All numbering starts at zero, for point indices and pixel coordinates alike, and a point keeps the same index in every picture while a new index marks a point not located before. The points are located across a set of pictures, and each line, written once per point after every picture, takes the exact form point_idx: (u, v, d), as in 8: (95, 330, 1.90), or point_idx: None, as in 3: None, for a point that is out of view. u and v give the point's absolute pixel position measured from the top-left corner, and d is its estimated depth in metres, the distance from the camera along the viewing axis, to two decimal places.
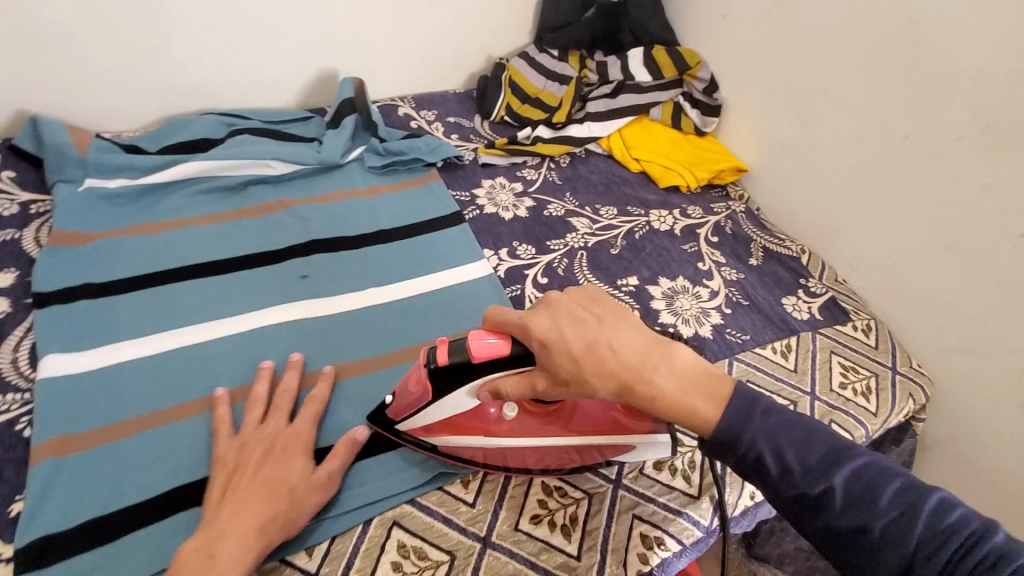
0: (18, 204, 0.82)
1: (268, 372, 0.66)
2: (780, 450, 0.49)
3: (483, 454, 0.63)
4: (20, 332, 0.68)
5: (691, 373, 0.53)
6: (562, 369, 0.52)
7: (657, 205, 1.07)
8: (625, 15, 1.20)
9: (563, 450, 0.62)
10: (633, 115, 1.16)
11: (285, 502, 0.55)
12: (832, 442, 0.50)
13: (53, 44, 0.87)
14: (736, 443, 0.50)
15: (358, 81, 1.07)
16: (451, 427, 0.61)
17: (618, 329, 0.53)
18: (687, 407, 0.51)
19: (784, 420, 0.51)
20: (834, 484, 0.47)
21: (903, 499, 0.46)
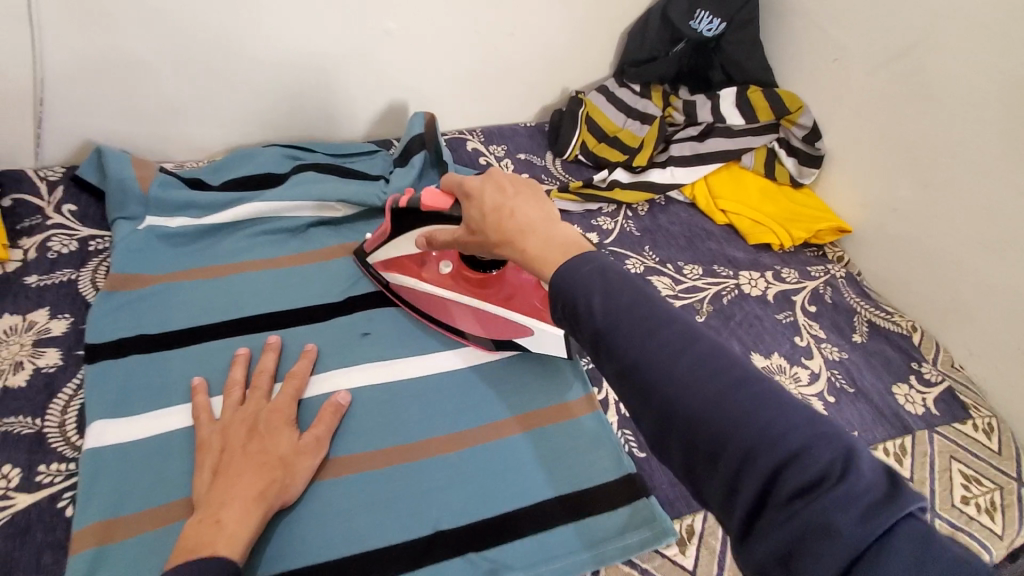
0: (78, 240, 0.78)
1: (244, 358, 0.67)
2: (584, 294, 0.43)
3: (413, 296, 0.78)
4: (70, 389, 0.64)
5: (564, 241, 0.49)
6: (472, 221, 0.57)
7: (747, 265, 0.97)
8: (717, 50, 1.10)
9: (477, 315, 0.75)
10: (721, 161, 1.05)
11: (280, 470, 0.56)
12: (649, 308, 0.41)
13: (125, 74, 0.83)
14: (552, 285, 0.45)
15: (427, 115, 1.00)
16: (399, 266, 0.78)
17: (523, 199, 0.53)
18: (535, 262, 0.49)
19: (605, 270, 0.44)
20: (625, 331, 0.40)
21: (702, 361, 0.38)
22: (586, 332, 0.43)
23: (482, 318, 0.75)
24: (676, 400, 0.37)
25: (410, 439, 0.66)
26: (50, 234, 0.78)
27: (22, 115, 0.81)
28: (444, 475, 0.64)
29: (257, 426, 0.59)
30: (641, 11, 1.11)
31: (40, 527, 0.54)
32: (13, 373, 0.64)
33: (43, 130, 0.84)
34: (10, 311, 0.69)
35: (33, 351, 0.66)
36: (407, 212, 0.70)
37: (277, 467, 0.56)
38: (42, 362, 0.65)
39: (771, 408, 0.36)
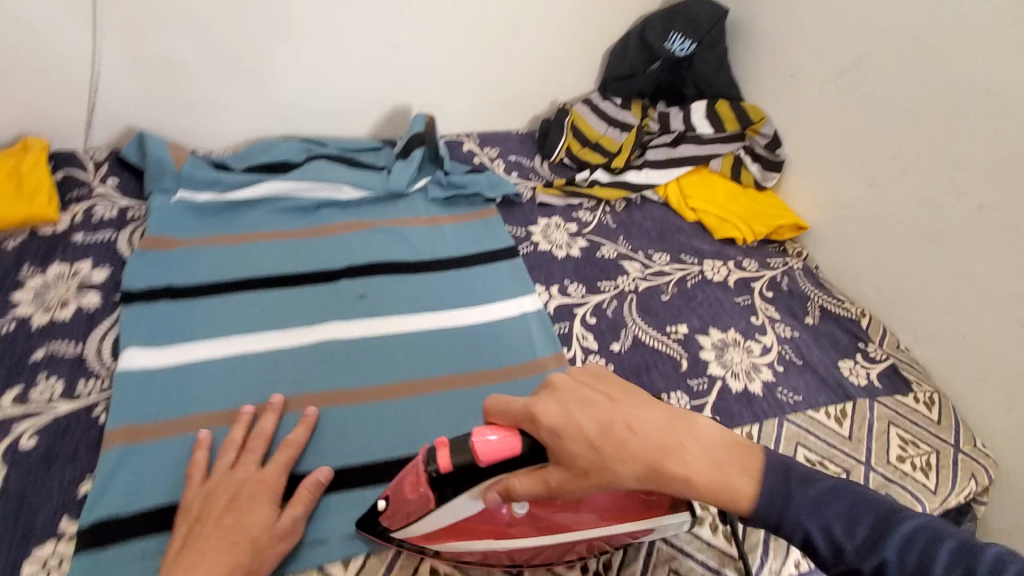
0: (118, 208, 0.90)
1: (246, 418, 0.65)
2: (822, 526, 0.49)
3: (496, 553, 0.58)
4: (107, 324, 0.74)
5: (714, 449, 0.52)
6: (578, 458, 0.49)
7: (711, 255, 1.06)
8: (690, 69, 1.23)
9: (584, 543, 0.58)
10: (692, 165, 1.17)
11: (247, 555, 0.53)
12: (872, 510, 0.49)
13: (167, 71, 0.96)
14: (782, 525, 0.51)
15: (428, 116, 1.12)
16: (460, 533, 0.57)
17: (632, 407, 0.52)
18: (722, 487, 0.51)
19: (822, 491, 0.51)
20: (885, 556, 0.46)
21: (958, 555, 0.44)
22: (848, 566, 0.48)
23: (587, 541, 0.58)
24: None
25: (397, 381, 0.76)
26: (94, 202, 0.90)
27: (78, 102, 0.94)
28: (424, 412, 0.73)
29: (237, 500, 0.57)
30: (621, 33, 1.25)
31: (78, 428, 0.64)
32: (60, 309, 0.74)
33: (94, 117, 0.96)
34: (60, 261, 0.80)
35: (77, 293, 0.77)
36: (454, 477, 0.53)
37: (244, 551, 0.53)
38: (84, 302, 0.76)
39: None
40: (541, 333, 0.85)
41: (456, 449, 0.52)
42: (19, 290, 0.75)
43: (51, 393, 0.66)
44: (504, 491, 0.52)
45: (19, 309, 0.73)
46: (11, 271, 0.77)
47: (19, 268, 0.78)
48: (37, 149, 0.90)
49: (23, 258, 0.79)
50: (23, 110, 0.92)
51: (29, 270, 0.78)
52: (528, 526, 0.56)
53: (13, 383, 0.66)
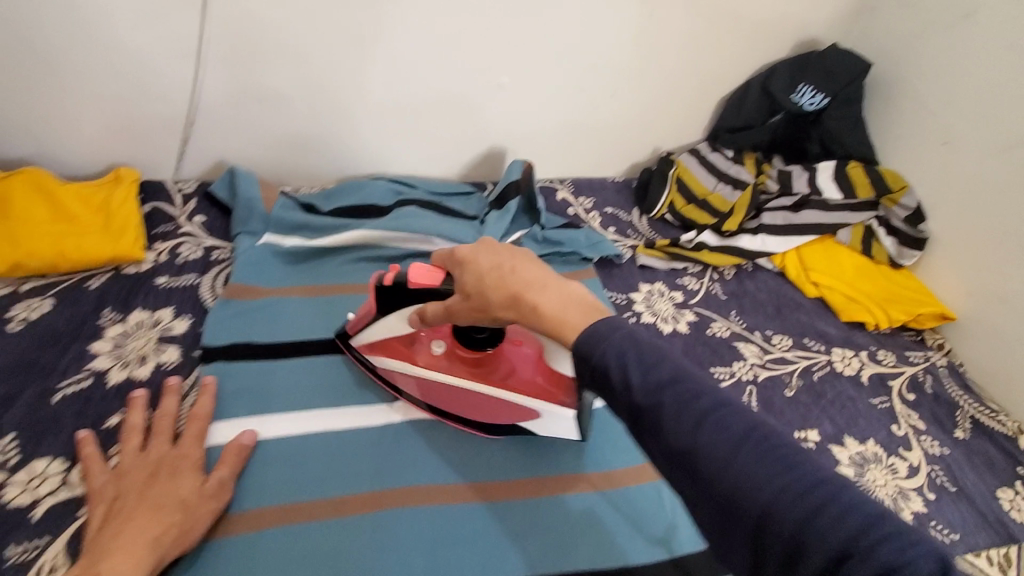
0: (203, 249, 0.85)
1: (140, 403, 0.63)
2: (626, 364, 0.43)
3: (406, 384, 0.71)
4: (186, 387, 0.68)
5: (575, 299, 0.50)
6: (468, 284, 0.56)
7: (839, 342, 0.94)
8: (817, 124, 1.11)
9: (480, 401, 0.70)
10: (816, 234, 1.04)
11: (178, 515, 0.54)
12: (682, 370, 0.44)
13: (263, 104, 0.91)
14: (587, 356, 0.46)
15: (526, 163, 1.04)
16: (386, 351, 0.71)
17: (525, 258, 0.54)
18: (561, 321, 0.49)
19: (641, 341, 0.45)
20: (667, 406, 0.41)
21: (740, 430, 0.40)
22: (628, 406, 0.43)
23: (485, 404, 0.70)
24: (719, 467, 0.39)
25: (491, 478, 0.66)
26: (180, 241, 0.85)
27: (173, 134, 0.90)
28: (522, 521, 0.63)
29: (156, 476, 0.57)
30: (742, 80, 1.13)
31: None
32: (138, 366, 0.68)
33: (187, 149, 0.92)
34: (141, 306, 0.75)
35: (157, 346, 0.71)
36: (388, 292, 0.65)
37: (174, 511, 0.54)
38: (163, 358, 0.70)
39: (785, 461, 0.38)
40: None
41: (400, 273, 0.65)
42: (97, 340, 0.70)
43: None
44: (421, 310, 0.64)
45: (95, 362, 0.68)
46: (90, 317, 0.72)
47: (100, 312, 0.73)
48: (129, 182, 0.86)
49: (105, 302, 0.75)
50: (119, 137, 0.89)
51: (110, 315, 0.73)
52: (442, 361, 0.71)
53: None
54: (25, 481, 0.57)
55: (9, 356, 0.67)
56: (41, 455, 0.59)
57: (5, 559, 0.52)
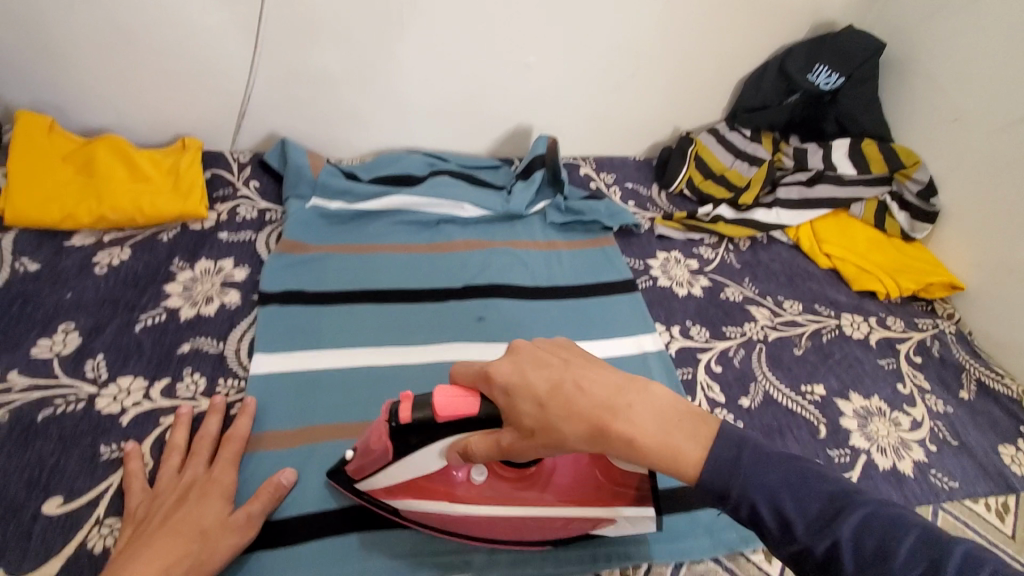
0: (258, 210, 0.94)
1: (185, 420, 0.64)
2: (775, 500, 0.44)
3: (449, 519, 0.60)
4: (246, 324, 0.77)
5: (666, 409, 0.49)
6: (529, 420, 0.48)
7: (849, 308, 0.98)
8: (833, 103, 1.14)
9: (540, 519, 0.59)
10: (829, 208, 1.08)
11: (195, 544, 0.53)
12: (828, 486, 0.44)
13: (310, 81, 1.00)
14: (728, 497, 0.46)
15: (551, 138, 1.10)
16: (414, 492, 0.59)
17: (584, 373, 0.50)
18: (673, 452, 0.47)
19: (779, 465, 0.45)
20: (838, 537, 0.41)
21: (915, 544, 0.39)
22: (797, 549, 0.43)
23: (547, 522, 0.60)
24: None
25: None
26: (238, 202, 0.94)
27: (231, 109, 1.00)
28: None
29: (185, 499, 0.57)
30: (760, 62, 1.18)
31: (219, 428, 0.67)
32: (205, 305, 0.78)
33: (242, 122, 1.02)
34: (206, 256, 0.84)
35: (220, 290, 0.80)
36: (411, 429, 0.53)
37: (192, 540, 0.53)
38: (226, 300, 0.79)
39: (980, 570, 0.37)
40: (663, 378, 0.80)
41: (418, 400, 0.53)
42: (169, 283, 0.79)
43: (195, 388, 0.69)
44: (464, 448, 0.53)
45: (169, 301, 0.77)
46: (163, 264, 0.82)
47: (171, 260, 0.83)
48: (194, 150, 0.95)
49: (175, 252, 0.84)
50: (183, 110, 0.98)
51: (180, 263, 0.82)
52: (484, 490, 0.58)
53: (162, 374, 0.69)
54: (113, 394, 0.66)
55: (96, 293, 0.76)
56: (127, 372, 0.68)
57: (101, 455, 0.61)
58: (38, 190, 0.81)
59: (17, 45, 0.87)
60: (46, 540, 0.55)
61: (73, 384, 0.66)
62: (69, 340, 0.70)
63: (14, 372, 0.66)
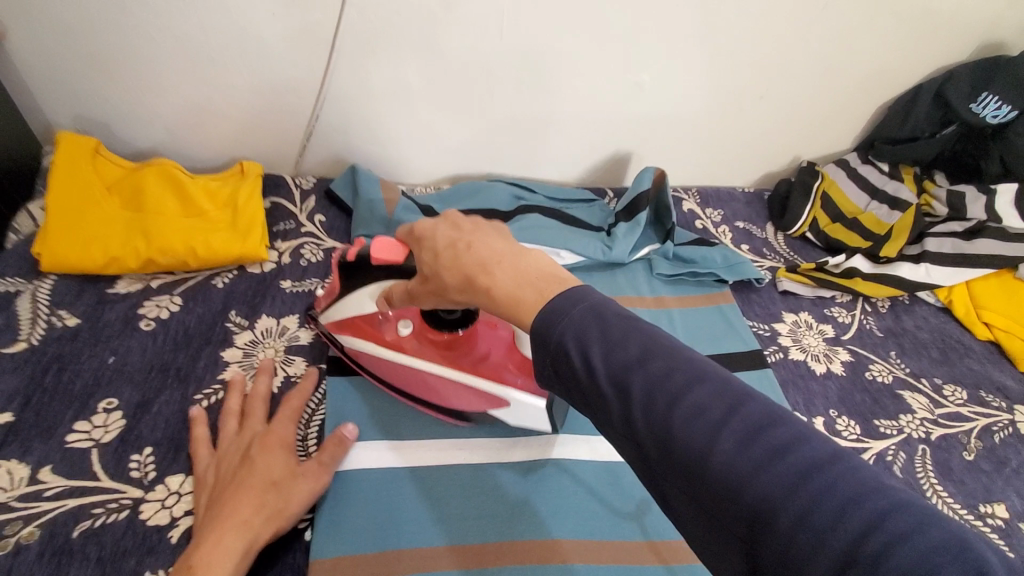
0: (324, 250, 0.81)
1: (239, 385, 0.62)
2: (584, 345, 0.38)
3: (375, 365, 0.66)
4: (314, 403, 0.65)
5: (534, 274, 0.42)
6: (426, 266, 0.48)
7: (1021, 398, 0.81)
8: (1000, 139, 0.94)
9: (449, 387, 0.64)
10: (992, 267, 0.89)
11: (270, 496, 0.52)
12: (647, 338, 0.37)
13: (388, 98, 0.86)
14: (543, 343, 0.40)
15: (659, 170, 0.93)
16: (353, 330, 0.65)
17: (485, 235, 0.45)
18: (516, 309, 0.40)
19: (602, 312, 0.38)
20: (637, 391, 0.36)
21: (719, 410, 0.34)
22: (595, 395, 0.38)
23: (454, 392, 0.63)
24: (697, 460, 0.33)
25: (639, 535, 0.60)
26: (303, 241, 0.81)
27: (297, 128, 0.87)
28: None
29: (248, 454, 0.54)
30: (909, 85, 0.99)
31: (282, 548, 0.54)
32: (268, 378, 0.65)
33: (309, 143, 0.89)
34: (268, 311, 0.72)
35: (285, 357, 0.68)
36: (357, 268, 0.60)
37: (265, 491, 0.52)
38: (291, 371, 0.67)
39: (777, 441, 0.32)
40: None
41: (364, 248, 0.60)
42: (227, 345, 0.67)
43: None
44: (386, 296, 0.58)
45: (226, 371, 0.65)
46: (218, 319, 0.70)
47: (227, 315, 0.70)
48: (253, 176, 0.82)
49: (232, 304, 0.72)
50: (244, 129, 0.86)
51: (237, 319, 0.70)
52: (411, 343, 0.66)
53: None
54: (160, 500, 0.54)
55: (142, 357, 0.65)
56: (178, 468, 0.57)
57: None
58: (81, 227, 0.69)
59: (61, 53, 0.75)
60: None
61: (116, 488, 0.54)
62: (111, 422, 0.58)
63: (47, 468, 0.54)
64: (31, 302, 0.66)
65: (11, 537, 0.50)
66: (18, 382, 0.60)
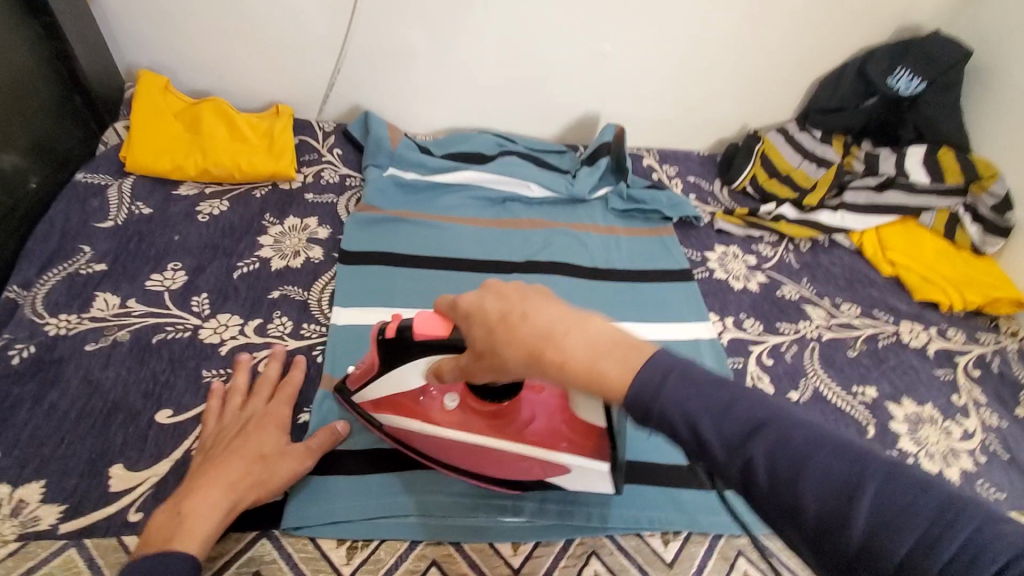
0: (339, 175, 1.01)
1: (246, 365, 0.69)
2: (693, 417, 0.40)
3: (426, 442, 0.65)
4: (327, 277, 0.84)
5: (606, 343, 0.43)
6: (479, 341, 0.48)
7: (909, 317, 0.98)
8: (912, 109, 1.12)
9: (506, 456, 0.64)
10: (897, 215, 1.07)
11: (257, 467, 0.59)
12: (755, 407, 0.40)
13: (397, 57, 1.05)
14: (650, 416, 0.41)
15: (618, 127, 1.12)
16: (396, 409, 0.65)
17: (536, 304, 0.45)
18: (596, 379, 0.42)
19: (706, 386, 0.41)
20: (758, 462, 0.38)
21: (844, 474, 0.36)
22: (711, 464, 0.40)
23: (511, 461, 0.64)
24: (831, 524, 0.35)
25: None
26: (322, 167, 1.01)
27: (322, 80, 1.07)
28: None
29: (245, 428, 0.63)
30: (839, 63, 1.16)
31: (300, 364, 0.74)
32: (293, 258, 0.85)
33: (330, 94, 1.09)
34: (294, 214, 0.92)
35: (306, 246, 0.87)
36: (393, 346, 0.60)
37: (254, 462, 0.59)
38: (310, 255, 0.86)
39: (901, 497, 0.34)
40: (716, 362, 0.84)
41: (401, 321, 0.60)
42: (262, 235, 0.87)
43: (283, 329, 0.76)
44: (436, 369, 0.58)
45: (261, 251, 0.85)
46: (256, 217, 0.90)
47: (263, 215, 0.90)
48: (286, 116, 1.02)
49: (266, 208, 0.92)
50: (279, 79, 1.06)
51: (270, 218, 0.90)
52: (458, 417, 0.65)
53: (255, 314, 0.77)
54: (214, 327, 0.74)
55: (198, 238, 0.84)
56: (226, 309, 0.76)
57: (204, 377, 0.69)
58: (155, 142, 0.90)
59: (143, 10, 0.95)
60: (158, 443, 0.63)
61: (182, 316, 0.74)
62: (176, 277, 0.78)
63: (132, 300, 0.74)
64: (117, 194, 0.87)
65: (110, 336, 0.70)
66: (110, 246, 0.80)
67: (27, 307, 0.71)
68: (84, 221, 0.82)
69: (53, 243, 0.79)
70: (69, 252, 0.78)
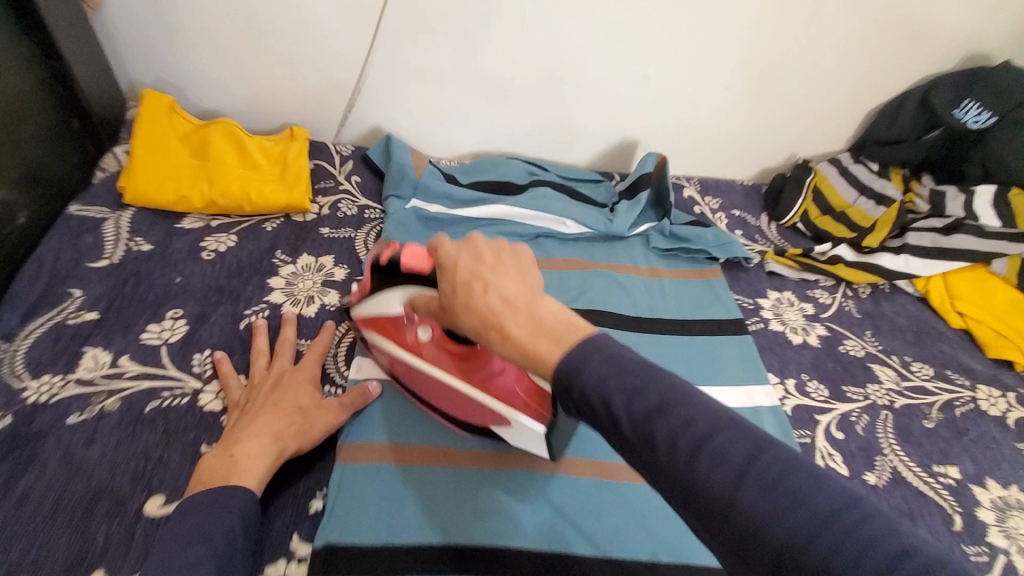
0: (358, 207, 0.93)
1: (262, 328, 0.71)
2: (605, 390, 0.37)
3: (401, 367, 0.66)
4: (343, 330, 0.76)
5: (557, 324, 0.41)
6: (444, 294, 0.46)
7: (985, 379, 0.88)
8: (977, 145, 1.02)
9: (465, 400, 0.62)
10: (967, 260, 0.97)
11: (297, 417, 0.61)
12: (665, 381, 0.37)
13: (421, 78, 0.97)
14: (571, 390, 0.39)
15: (659, 155, 1.02)
16: (378, 329, 0.65)
17: (505, 273, 0.43)
18: (533, 357, 0.40)
19: (622, 361, 0.38)
20: (660, 437, 0.35)
21: (744, 456, 0.33)
22: (618, 437, 0.37)
23: (471, 407, 0.62)
24: (721, 505, 0.32)
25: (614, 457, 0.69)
26: (340, 197, 0.93)
27: (341, 100, 0.99)
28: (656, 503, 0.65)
29: (279, 383, 0.64)
30: (900, 90, 1.07)
31: None
32: (307, 304, 0.76)
33: (349, 115, 1.01)
34: (308, 252, 0.83)
35: (321, 289, 0.79)
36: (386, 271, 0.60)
37: (294, 414, 0.61)
38: (327, 300, 0.78)
39: (796, 485, 0.32)
40: (779, 434, 0.74)
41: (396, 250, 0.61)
42: (273, 276, 0.79)
43: None
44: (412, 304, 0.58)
45: (272, 296, 0.76)
46: (267, 255, 0.81)
47: (274, 253, 0.82)
48: (301, 140, 0.93)
49: (278, 244, 0.83)
50: (296, 99, 0.98)
51: (283, 257, 0.82)
52: (429, 351, 0.63)
53: None
54: (215, 391, 0.65)
55: (202, 280, 0.76)
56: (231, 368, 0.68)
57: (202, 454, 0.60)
58: (156, 170, 0.82)
59: (148, 23, 0.87)
60: (146, 540, 0.54)
61: (182, 378, 0.66)
62: (176, 328, 0.70)
63: (127, 357, 0.66)
64: (115, 229, 0.79)
65: (98, 405, 0.62)
66: (104, 290, 0.72)
67: (7, 366, 0.63)
68: (76, 260, 0.74)
69: (41, 287, 0.70)
70: (57, 298, 0.70)
